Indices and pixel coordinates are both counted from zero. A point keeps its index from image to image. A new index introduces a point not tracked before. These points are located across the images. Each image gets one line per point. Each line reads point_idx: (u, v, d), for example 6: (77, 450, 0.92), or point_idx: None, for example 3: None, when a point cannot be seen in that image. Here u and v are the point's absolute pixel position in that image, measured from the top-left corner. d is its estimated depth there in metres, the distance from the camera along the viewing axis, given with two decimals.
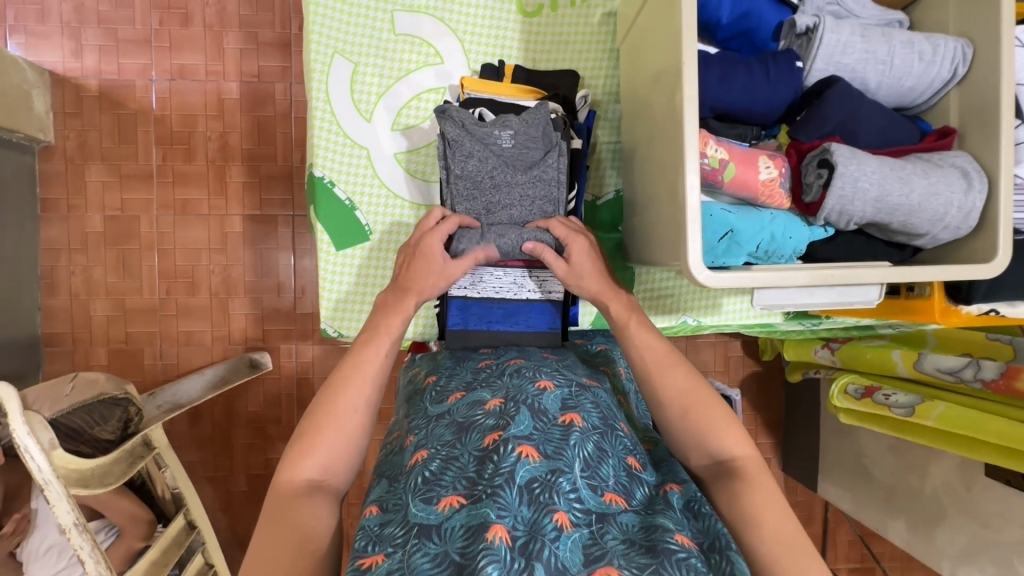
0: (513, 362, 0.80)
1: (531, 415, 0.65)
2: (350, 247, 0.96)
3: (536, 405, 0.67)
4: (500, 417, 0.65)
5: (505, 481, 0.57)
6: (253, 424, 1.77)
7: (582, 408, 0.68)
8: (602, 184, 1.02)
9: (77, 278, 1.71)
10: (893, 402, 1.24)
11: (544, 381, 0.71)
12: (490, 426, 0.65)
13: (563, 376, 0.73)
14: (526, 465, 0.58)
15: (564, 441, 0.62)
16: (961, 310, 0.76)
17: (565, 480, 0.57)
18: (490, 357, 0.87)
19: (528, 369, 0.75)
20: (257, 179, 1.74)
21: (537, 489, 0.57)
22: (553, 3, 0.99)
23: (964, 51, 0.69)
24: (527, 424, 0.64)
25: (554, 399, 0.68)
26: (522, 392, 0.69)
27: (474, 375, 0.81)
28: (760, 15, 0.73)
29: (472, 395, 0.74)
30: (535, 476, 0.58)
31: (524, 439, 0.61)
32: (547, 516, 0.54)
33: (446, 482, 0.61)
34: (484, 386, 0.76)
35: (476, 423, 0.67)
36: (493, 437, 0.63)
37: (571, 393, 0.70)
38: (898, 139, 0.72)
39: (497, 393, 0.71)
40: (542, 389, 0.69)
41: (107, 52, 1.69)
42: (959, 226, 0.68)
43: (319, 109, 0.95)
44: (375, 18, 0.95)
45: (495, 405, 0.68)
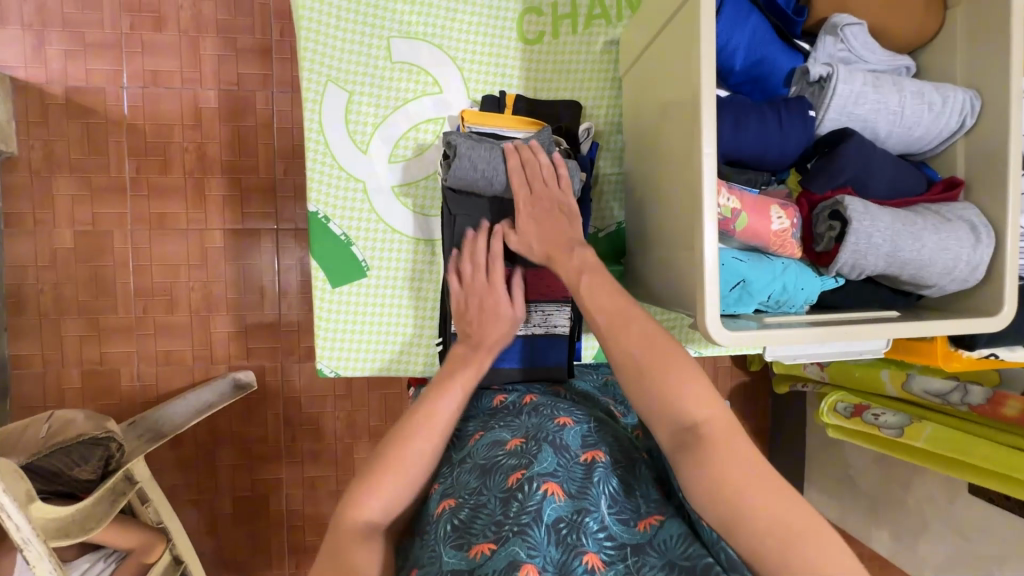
0: (529, 400, 0.79)
1: (554, 451, 0.65)
2: (347, 284, 0.93)
3: (558, 441, 0.67)
4: (522, 457, 0.65)
5: (532, 522, 0.58)
6: (238, 444, 1.71)
7: (603, 442, 0.68)
8: (604, 216, 1.00)
9: (46, 296, 1.63)
10: (882, 422, 1.28)
11: (563, 417, 0.71)
12: (512, 466, 0.65)
13: (580, 412, 0.73)
14: (552, 503, 0.59)
15: (588, 478, 0.63)
16: (963, 354, 0.76)
17: (592, 520, 0.58)
18: (504, 394, 0.84)
19: (545, 405, 0.75)
20: (238, 192, 1.67)
21: (564, 529, 0.58)
22: (554, 30, 0.96)
23: (972, 103, 0.70)
24: (551, 461, 0.64)
25: (575, 435, 0.68)
26: (542, 429, 0.69)
27: (490, 416, 0.79)
28: (773, 61, 0.73)
29: (492, 435, 0.72)
30: (561, 515, 0.59)
31: (549, 477, 0.62)
32: (576, 558, 0.55)
33: (476, 528, 0.60)
34: (502, 425, 0.74)
35: (498, 463, 0.66)
36: (517, 476, 0.63)
37: (591, 428, 0.70)
38: (907, 189, 0.72)
39: (517, 432, 0.70)
40: (563, 425, 0.69)
41: (73, 57, 1.59)
42: (966, 279, 0.69)
43: (313, 140, 0.91)
44: (370, 46, 0.92)
45: (516, 445, 0.68)
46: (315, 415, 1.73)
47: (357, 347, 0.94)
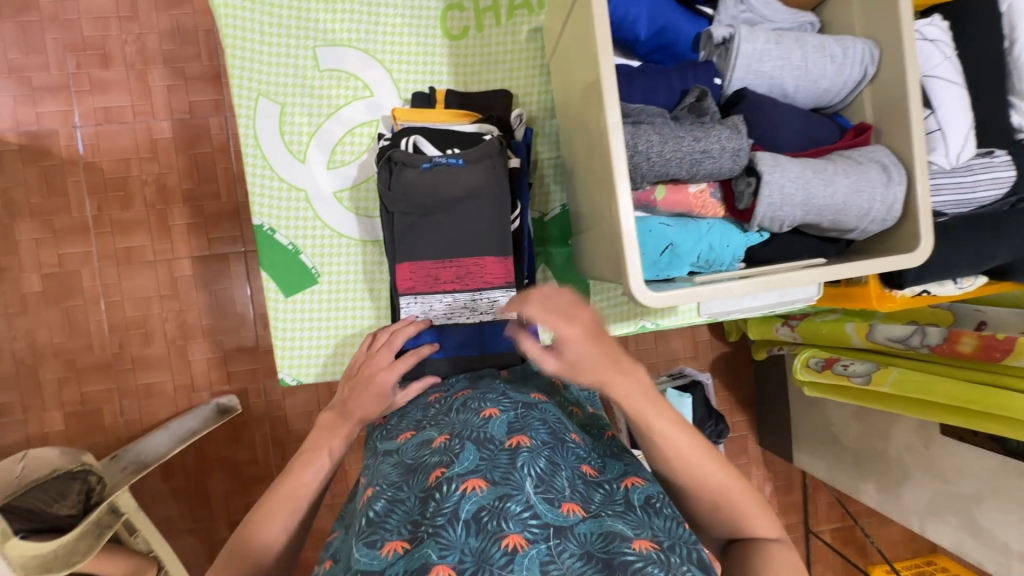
0: (462, 394, 0.78)
1: (477, 447, 0.65)
2: (299, 292, 0.94)
3: (481, 434, 0.67)
4: (444, 454, 0.65)
5: (448, 521, 0.57)
6: (229, 469, 1.72)
7: (529, 428, 0.69)
8: (547, 200, 1.03)
9: (21, 342, 1.63)
10: (851, 371, 1.30)
11: (490, 409, 0.72)
12: (435, 463, 0.65)
13: (508, 400, 0.74)
14: (472, 497, 0.59)
15: (511, 465, 0.63)
16: (895, 294, 0.79)
17: (514, 503, 0.58)
18: (440, 390, 0.82)
19: (474, 399, 0.76)
20: (202, 219, 1.68)
21: (485, 518, 0.57)
22: (478, 24, 0.98)
23: (871, 52, 0.72)
24: (472, 457, 0.64)
25: (500, 425, 0.69)
26: (467, 424, 0.69)
27: (425, 412, 0.78)
28: (676, 29, 0.75)
29: (421, 434, 0.73)
30: (482, 505, 0.58)
31: (469, 475, 0.61)
32: (495, 543, 0.55)
33: (391, 524, 0.61)
34: (433, 422, 0.75)
35: (423, 462, 0.67)
36: (436, 475, 0.63)
37: (517, 415, 0.71)
38: (819, 140, 0.74)
39: (443, 430, 0.71)
40: (487, 418, 0.70)
41: (23, 102, 1.60)
42: (884, 219, 0.71)
43: (250, 153, 0.93)
44: (297, 57, 0.93)
45: (441, 442, 0.68)
46: (303, 433, 1.73)
47: (317, 354, 0.95)
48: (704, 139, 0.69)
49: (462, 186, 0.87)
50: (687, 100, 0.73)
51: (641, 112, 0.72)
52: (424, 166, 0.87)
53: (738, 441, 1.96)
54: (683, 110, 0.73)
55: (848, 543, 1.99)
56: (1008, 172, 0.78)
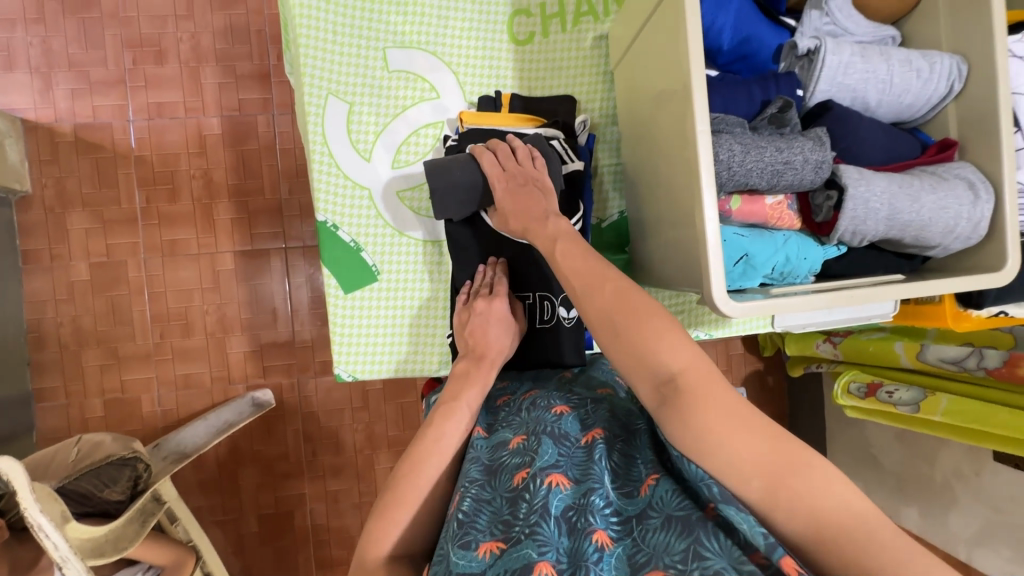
0: (529, 394, 0.77)
1: (554, 442, 0.65)
2: (358, 288, 0.95)
3: (557, 431, 0.66)
4: (525, 455, 0.65)
5: (541, 518, 0.57)
6: (261, 462, 1.73)
7: (601, 421, 0.68)
8: (605, 207, 1.02)
9: (66, 328, 1.66)
10: (896, 400, 1.26)
11: (559, 406, 0.70)
12: (516, 464, 0.65)
13: (576, 397, 0.73)
14: (559, 494, 0.59)
15: (589, 461, 0.63)
16: (972, 314, 0.77)
17: (598, 497, 0.58)
18: (508, 393, 0.81)
19: (542, 397, 0.74)
20: (245, 215, 1.70)
21: (574, 516, 0.58)
22: (544, 30, 0.99)
23: (960, 67, 0.71)
24: (552, 452, 0.64)
25: (572, 421, 0.68)
26: (540, 422, 0.68)
27: (493, 414, 0.77)
28: (758, 39, 0.74)
29: (495, 435, 0.72)
30: (569, 503, 0.59)
31: (552, 469, 0.61)
32: (586, 539, 0.55)
33: (481, 525, 0.59)
34: (505, 423, 0.73)
35: (503, 464, 0.66)
36: (522, 476, 0.62)
37: (587, 411, 0.70)
38: (900, 154, 0.74)
39: (517, 430, 0.70)
40: (559, 415, 0.69)
41: (81, 95, 1.64)
42: (969, 236, 0.69)
43: (317, 152, 0.94)
44: (367, 58, 0.95)
45: (519, 443, 0.67)
46: (334, 430, 1.74)
47: (374, 351, 0.96)
48: (786, 149, 0.69)
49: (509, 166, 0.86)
50: (769, 110, 0.72)
51: (721, 122, 0.72)
52: None
53: None
54: (766, 118, 0.72)
55: None
56: None
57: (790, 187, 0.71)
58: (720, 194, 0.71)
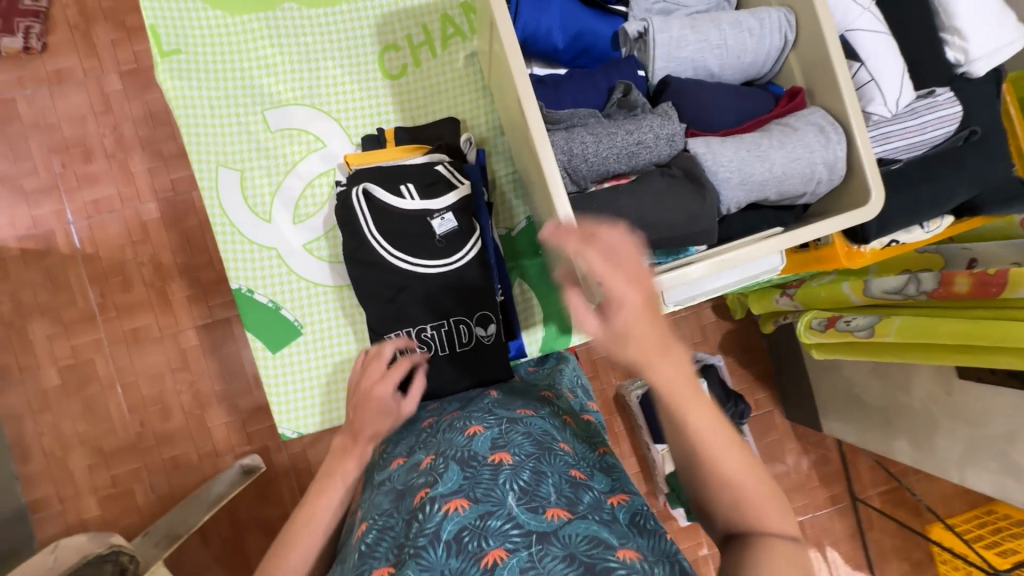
0: (450, 416, 0.79)
1: (461, 466, 0.66)
2: (285, 346, 0.97)
3: (466, 453, 0.67)
4: (430, 475, 0.66)
5: (430, 543, 0.58)
6: (263, 527, 1.73)
7: (513, 443, 0.68)
8: (512, 215, 1.04)
9: (48, 436, 1.69)
10: (854, 327, 1.26)
11: (474, 427, 0.72)
12: (421, 485, 0.66)
13: (493, 417, 0.74)
14: (454, 518, 0.60)
15: (493, 481, 0.63)
16: (864, 249, 0.79)
17: (495, 519, 0.59)
18: (434, 414, 0.83)
19: (460, 420, 0.75)
20: (200, 289, 1.72)
21: (467, 537, 0.58)
22: (415, 60, 1.02)
23: (788, 19, 0.72)
24: (456, 477, 0.64)
25: (484, 441, 0.69)
26: (451, 445, 0.70)
27: (417, 437, 0.79)
28: (594, 31, 0.76)
29: (411, 459, 0.74)
30: (464, 525, 0.59)
31: (452, 495, 0.62)
32: (475, 563, 0.56)
33: (380, 552, 0.63)
34: (422, 446, 0.75)
35: (412, 485, 0.68)
36: (422, 496, 0.64)
37: (501, 431, 0.71)
38: (755, 111, 0.75)
39: (430, 452, 0.71)
40: (472, 436, 0.70)
41: (18, 208, 1.68)
42: (829, 179, 0.70)
43: (217, 222, 0.96)
44: (248, 123, 0.97)
45: (427, 463, 0.69)
46: None
47: (315, 404, 0.97)
48: (637, 130, 0.70)
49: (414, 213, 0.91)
50: (615, 96, 0.74)
51: (573, 116, 0.74)
52: (386, 207, 0.90)
53: (764, 419, 1.92)
54: (614, 105, 0.74)
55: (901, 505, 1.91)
56: (954, 108, 0.78)
57: (650, 166, 0.72)
58: (585, 186, 0.73)
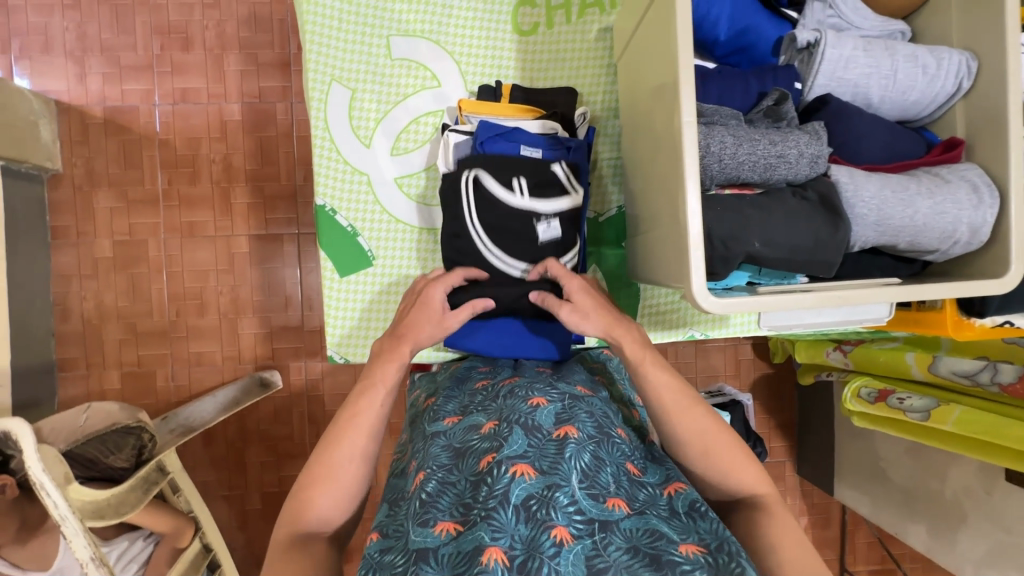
0: (508, 383, 0.79)
1: (526, 433, 0.65)
2: (354, 273, 0.97)
3: (530, 422, 0.66)
4: (494, 439, 0.65)
5: (500, 505, 0.56)
6: (266, 442, 1.74)
7: (576, 419, 0.68)
8: (604, 201, 1.02)
9: (89, 303, 1.71)
10: (907, 406, 1.21)
11: (537, 398, 0.71)
12: (484, 449, 0.65)
13: (556, 391, 0.73)
14: (522, 484, 0.58)
15: (559, 455, 0.62)
16: (974, 322, 0.74)
17: (563, 494, 0.57)
18: (487, 377, 0.85)
19: (522, 387, 0.75)
20: (261, 200, 1.72)
21: (534, 507, 0.57)
22: (548, 21, 0.99)
23: (968, 65, 0.68)
24: (521, 443, 0.63)
25: (548, 414, 0.68)
26: (515, 411, 0.68)
27: (471, 398, 0.80)
28: (757, 31, 0.74)
29: (468, 419, 0.73)
30: (532, 493, 0.58)
31: (518, 459, 0.61)
32: (545, 533, 0.54)
33: (442, 505, 0.61)
34: (479, 408, 0.75)
35: (472, 447, 0.67)
36: (487, 459, 0.62)
37: (564, 406, 0.71)
38: (904, 153, 0.71)
39: (492, 415, 0.71)
40: (536, 406, 0.69)
41: (110, 79, 1.68)
42: (968, 242, 0.66)
43: (319, 137, 0.96)
44: (370, 45, 0.96)
45: (490, 427, 0.68)
46: (338, 414, 1.74)
47: (367, 337, 0.97)
48: (781, 143, 0.67)
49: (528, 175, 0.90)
50: (764, 103, 0.70)
51: (715, 113, 0.71)
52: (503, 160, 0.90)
53: (775, 468, 1.88)
54: (760, 112, 0.71)
55: None
56: None
57: (782, 183, 0.69)
58: (710, 188, 0.69)
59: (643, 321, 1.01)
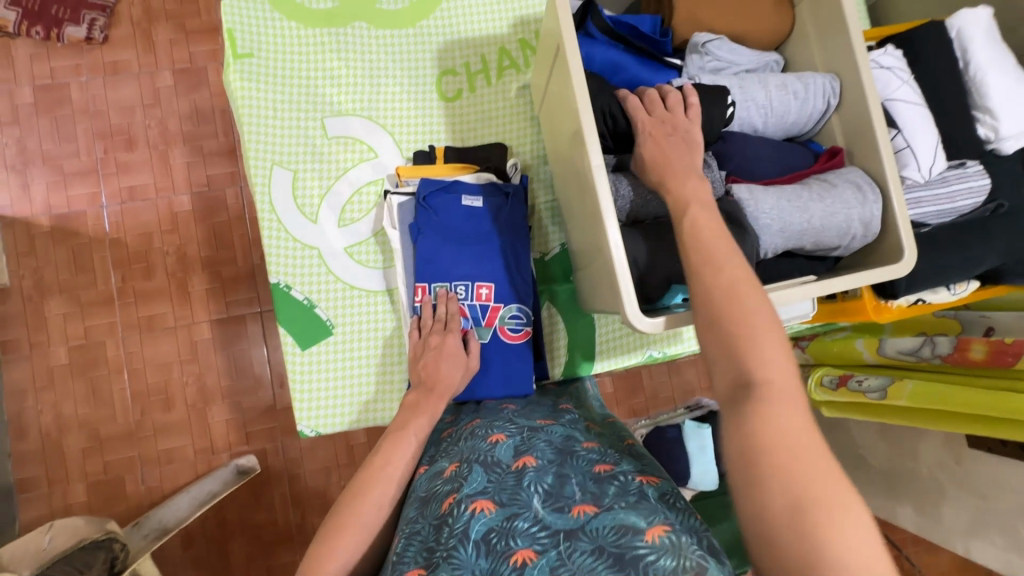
0: (471, 424, 0.81)
1: (486, 470, 0.68)
2: (314, 344, 0.98)
3: (489, 459, 0.70)
4: (454, 482, 0.67)
5: (460, 544, 0.58)
6: (249, 532, 1.67)
7: (534, 449, 0.71)
8: (547, 241, 1.08)
9: (47, 415, 1.64)
10: (866, 388, 1.25)
11: (496, 436, 0.74)
12: (446, 491, 0.67)
13: (514, 425, 0.76)
14: (482, 519, 0.60)
15: (517, 486, 0.64)
16: (891, 305, 0.81)
17: (523, 520, 0.59)
18: (452, 425, 0.87)
19: (481, 428, 0.78)
20: (220, 284, 1.71)
21: (494, 540, 0.58)
22: (470, 85, 1.07)
23: (832, 85, 0.77)
24: (481, 481, 0.66)
25: (506, 448, 0.71)
26: (476, 450, 0.72)
27: (437, 447, 0.81)
28: (650, 80, 0.84)
29: (433, 467, 0.75)
30: (491, 528, 0.59)
31: (478, 496, 0.63)
32: (505, 563, 0.55)
33: (408, 556, 0.62)
34: (444, 455, 0.77)
35: (436, 492, 0.68)
36: (449, 501, 0.64)
37: (523, 439, 0.73)
38: (796, 164, 0.80)
39: (454, 459, 0.73)
40: (495, 443, 0.73)
41: (55, 188, 1.69)
42: (864, 236, 0.74)
43: (266, 219, 0.99)
44: (307, 128, 1.02)
45: (452, 470, 0.70)
46: (321, 489, 1.69)
47: (334, 404, 0.98)
48: None
49: (481, 224, 0.98)
50: None
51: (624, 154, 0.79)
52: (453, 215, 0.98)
53: None
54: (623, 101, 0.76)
55: None
56: (983, 180, 0.82)
57: None
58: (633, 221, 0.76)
59: (602, 349, 1.05)
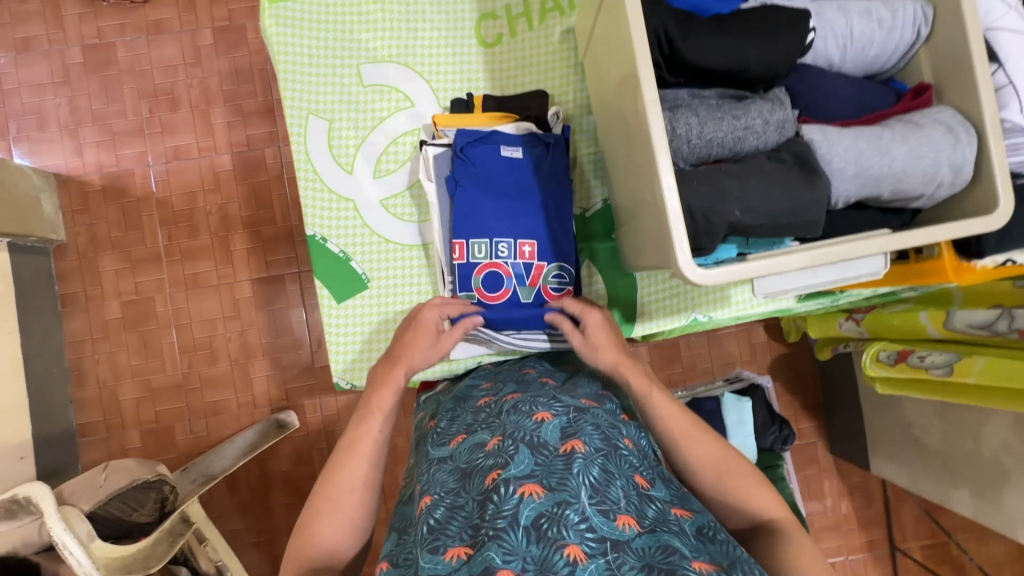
0: (511, 397, 0.76)
1: (531, 451, 0.62)
2: (350, 297, 0.97)
3: (535, 439, 0.64)
4: (499, 456, 0.63)
5: (508, 527, 0.54)
6: (289, 482, 1.73)
7: (583, 433, 0.65)
8: (589, 196, 1.03)
9: (104, 365, 1.73)
10: (928, 363, 1.16)
11: (542, 413, 0.68)
12: (490, 466, 0.62)
13: (560, 404, 0.70)
14: (531, 504, 0.56)
15: (567, 472, 0.59)
16: (975, 264, 0.74)
17: (572, 511, 0.55)
18: (489, 395, 0.82)
19: (525, 402, 0.72)
20: (260, 244, 1.74)
21: (545, 525, 0.54)
22: (511, 30, 1.01)
23: (924, 11, 0.68)
24: (527, 462, 0.61)
25: (553, 429, 0.65)
26: (520, 428, 0.66)
27: (474, 416, 0.77)
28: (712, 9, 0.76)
29: (473, 437, 0.71)
30: (542, 512, 0.55)
31: (526, 479, 0.58)
32: (557, 552, 0.52)
33: (452, 531, 0.58)
34: (484, 426, 0.72)
35: (478, 466, 0.64)
36: (493, 477, 0.60)
37: (570, 420, 0.67)
38: (874, 105, 0.72)
39: (496, 432, 0.68)
40: (541, 421, 0.66)
41: (106, 147, 1.74)
42: (951, 183, 0.66)
43: (303, 170, 0.98)
44: (343, 75, 0.99)
45: (494, 444, 0.66)
46: None
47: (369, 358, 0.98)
48: (744, 114, 0.68)
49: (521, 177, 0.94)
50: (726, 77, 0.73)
51: (677, 97, 0.71)
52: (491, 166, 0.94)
53: (806, 450, 1.80)
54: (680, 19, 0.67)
55: (946, 564, 1.77)
56: None
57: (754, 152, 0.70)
58: (684, 167, 0.70)
59: (643, 312, 0.99)
